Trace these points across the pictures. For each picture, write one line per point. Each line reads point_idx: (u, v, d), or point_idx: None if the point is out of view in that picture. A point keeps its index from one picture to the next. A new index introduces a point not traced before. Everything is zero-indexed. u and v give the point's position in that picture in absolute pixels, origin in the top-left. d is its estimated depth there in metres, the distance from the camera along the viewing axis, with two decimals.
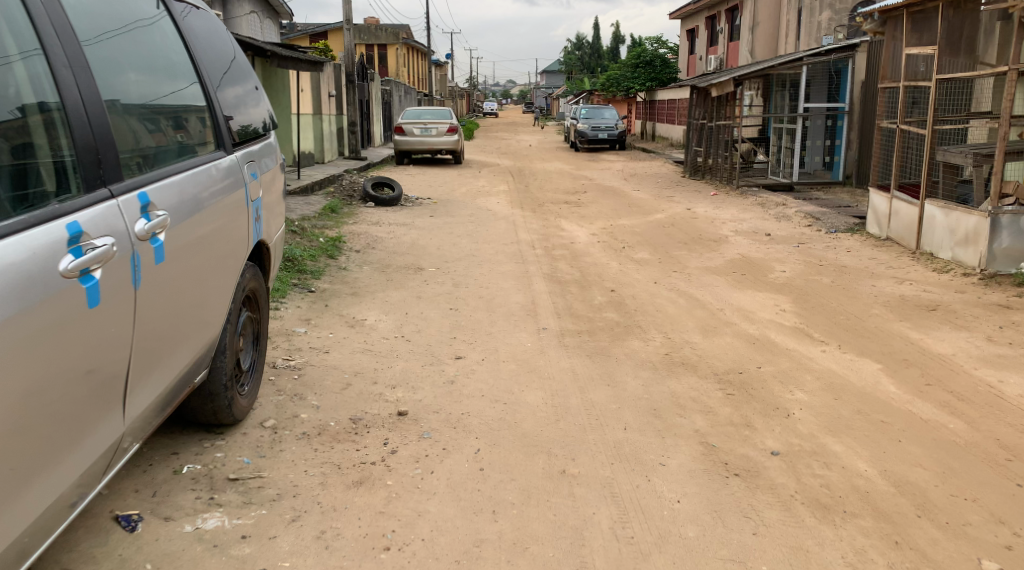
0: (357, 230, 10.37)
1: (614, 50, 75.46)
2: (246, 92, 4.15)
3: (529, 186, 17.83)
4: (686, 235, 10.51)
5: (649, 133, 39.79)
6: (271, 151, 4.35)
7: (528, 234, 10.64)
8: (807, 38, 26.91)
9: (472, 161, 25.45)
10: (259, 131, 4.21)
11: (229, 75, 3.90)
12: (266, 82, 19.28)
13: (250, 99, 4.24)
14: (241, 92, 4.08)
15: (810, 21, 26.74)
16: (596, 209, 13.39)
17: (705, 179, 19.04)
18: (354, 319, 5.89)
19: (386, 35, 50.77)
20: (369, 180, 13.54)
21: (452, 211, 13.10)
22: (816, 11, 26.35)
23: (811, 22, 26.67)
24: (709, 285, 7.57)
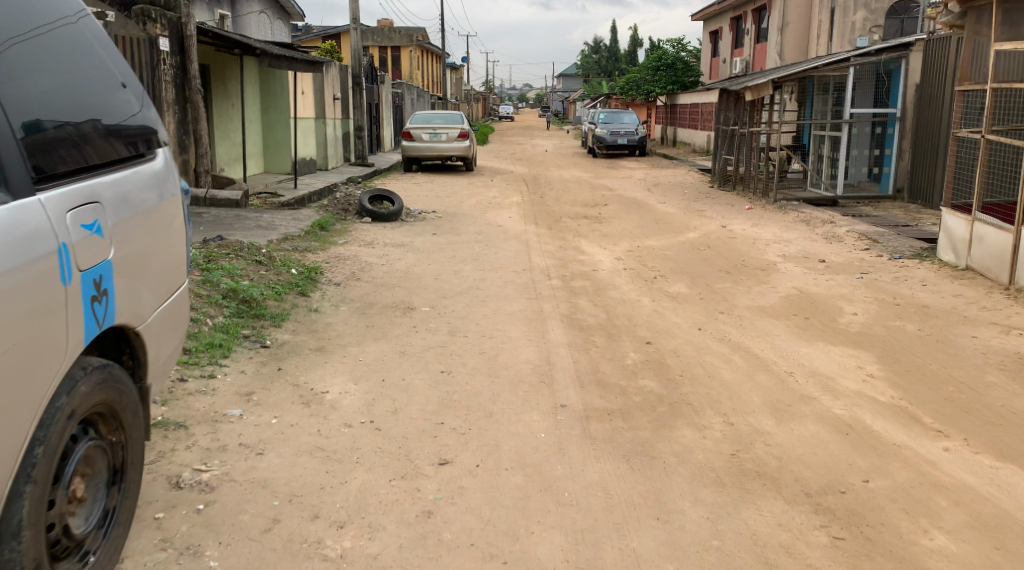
0: (345, 254, 8.97)
1: (632, 53, 73.96)
2: (101, 95, 2.65)
3: (545, 197, 16.45)
4: (727, 262, 9.07)
5: (670, 138, 38.28)
6: (157, 184, 2.88)
7: (544, 259, 9.21)
8: (840, 40, 25.64)
9: (484, 168, 24.05)
10: (127, 155, 2.72)
11: (57, 69, 2.42)
12: (262, 83, 17.96)
13: (115, 107, 2.75)
14: (91, 93, 2.59)
15: (843, 21, 25.53)
16: (621, 226, 11.95)
17: (736, 190, 17.47)
18: (311, 392, 4.46)
19: (399, 36, 49.54)
20: (366, 193, 12.15)
21: (459, 228, 11.70)
22: (850, 11, 25.30)
23: (844, 22, 25.45)
24: (768, 333, 6.11)
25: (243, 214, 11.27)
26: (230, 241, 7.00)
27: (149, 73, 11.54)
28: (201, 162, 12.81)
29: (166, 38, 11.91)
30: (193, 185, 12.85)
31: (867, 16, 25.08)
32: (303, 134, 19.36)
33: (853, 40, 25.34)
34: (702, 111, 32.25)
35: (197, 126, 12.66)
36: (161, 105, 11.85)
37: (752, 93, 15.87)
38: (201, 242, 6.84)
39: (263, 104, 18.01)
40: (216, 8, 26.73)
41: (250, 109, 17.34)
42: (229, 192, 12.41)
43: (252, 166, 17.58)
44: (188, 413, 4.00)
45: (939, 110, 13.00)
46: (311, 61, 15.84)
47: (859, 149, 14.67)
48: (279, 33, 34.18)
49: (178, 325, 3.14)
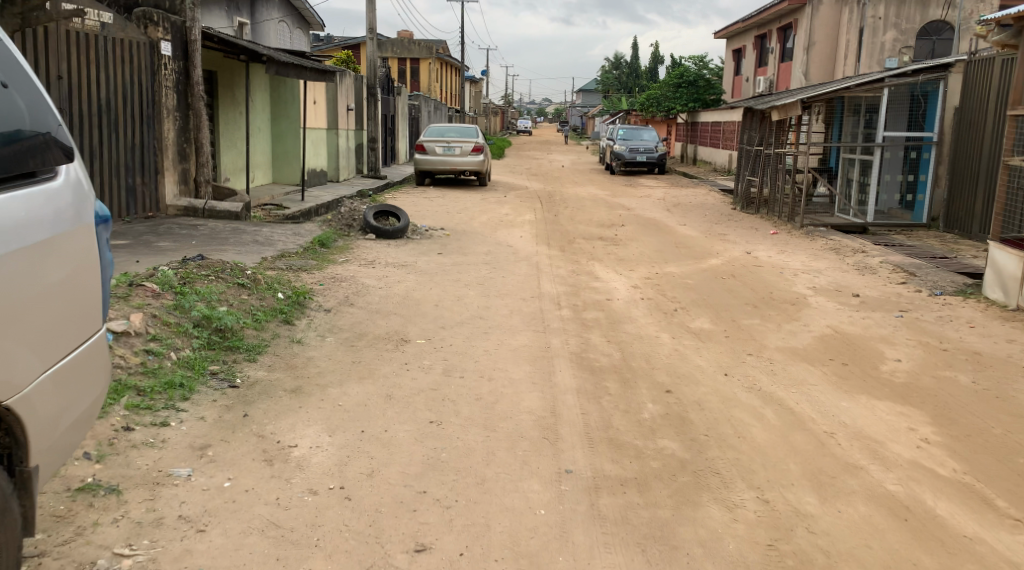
0: (342, 274, 8.38)
1: (653, 70, 73.41)
2: None
3: (559, 216, 15.85)
4: (752, 293, 8.42)
5: (689, 157, 37.61)
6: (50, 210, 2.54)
7: (555, 285, 8.61)
8: (868, 59, 25.09)
9: (499, 183, 23.50)
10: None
11: None
12: (273, 91, 17.52)
13: None
14: None
15: (872, 41, 24.99)
16: (638, 249, 11.31)
17: (759, 213, 16.78)
18: (277, 446, 3.85)
19: (419, 48, 49.23)
20: (371, 207, 11.60)
21: (467, 247, 11.11)
22: (880, 31, 24.81)
23: (873, 42, 24.96)
24: (802, 382, 5.47)
25: (241, 228, 10.75)
26: (213, 259, 6.41)
27: (149, 77, 11.06)
28: (202, 172, 12.30)
29: (169, 42, 11.44)
30: (193, 196, 12.33)
31: (897, 36, 24.66)
32: (314, 144, 18.89)
33: (881, 61, 24.77)
34: (724, 130, 31.59)
35: (200, 135, 12.15)
36: (162, 112, 11.35)
37: (779, 113, 15.23)
38: (181, 261, 6.25)
39: (273, 113, 17.57)
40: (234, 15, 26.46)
41: (259, 118, 16.90)
42: (229, 204, 11.91)
43: (260, 176, 17.12)
44: (126, 474, 3.39)
45: (980, 135, 12.33)
46: (323, 70, 15.35)
47: (891, 174, 13.99)
48: (297, 41, 33.87)
49: (102, 361, 2.84)
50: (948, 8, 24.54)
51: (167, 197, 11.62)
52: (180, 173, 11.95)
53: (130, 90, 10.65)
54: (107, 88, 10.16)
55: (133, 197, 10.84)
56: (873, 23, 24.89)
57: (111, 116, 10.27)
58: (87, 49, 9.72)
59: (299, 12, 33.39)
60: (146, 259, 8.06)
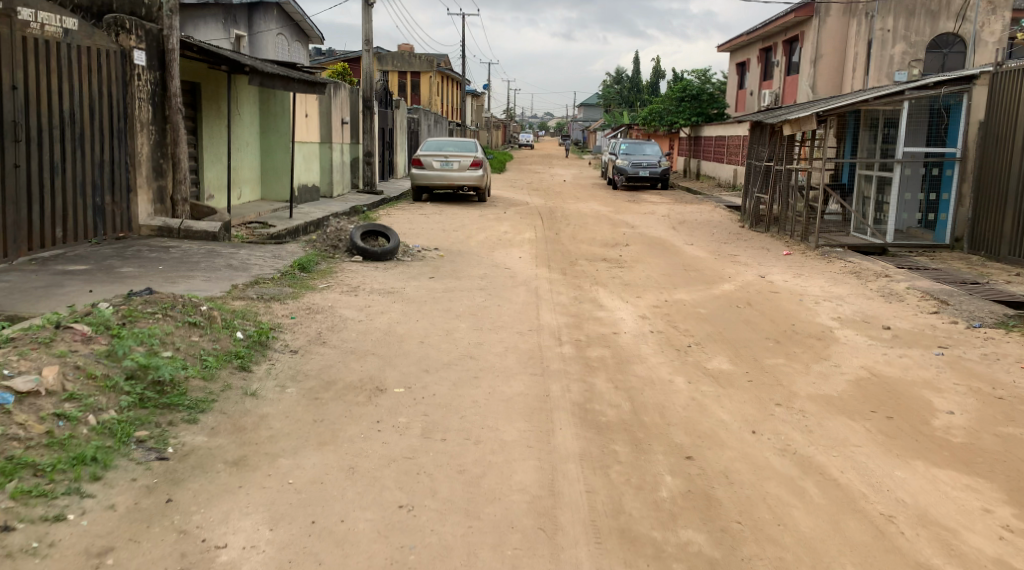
0: (320, 304, 7.58)
1: (655, 84, 72.77)
2: None
3: (560, 234, 15.09)
4: (773, 326, 7.63)
5: (693, 171, 36.89)
6: None
7: (555, 315, 7.80)
8: (876, 73, 24.28)
9: (498, 198, 22.73)
10: None
11: None
12: (262, 104, 16.80)
13: None
14: None
15: (880, 55, 24.18)
16: (644, 273, 10.51)
17: (768, 231, 15.96)
18: (200, 549, 3.08)
19: (419, 61, 48.61)
20: (359, 227, 10.82)
21: (461, 270, 10.32)
22: (888, 43, 24.04)
23: (882, 56, 24.13)
24: (844, 442, 4.67)
25: (217, 250, 9.97)
26: (164, 293, 5.60)
27: (120, 88, 10.29)
28: (179, 189, 11.50)
29: (143, 51, 10.69)
30: (170, 215, 11.52)
31: (906, 49, 23.95)
32: (305, 159, 18.17)
33: (890, 74, 24.06)
34: (729, 144, 30.84)
35: (177, 150, 11.37)
36: (134, 125, 10.58)
37: (791, 127, 14.47)
38: (125, 296, 5.43)
39: (262, 126, 16.85)
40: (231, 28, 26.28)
41: (247, 132, 16.18)
42: (206, 223, 11.17)
43: (247, 192, 16.38)
44: None
45: (1008, 152, 11.56)
46: (315, 82, 14.60)
47: (911, 191, 13.21)
48: (296, 54, 33.16)
49: None
50: (961, 22, 23.83)
51: (140, 217, 10.84)
52: (155, 191, 11.16)
53: (98, 101, 9.88)
54: (71, 100, 9.40)
55: (100, 217, 10.07)
56: (881, 35, 24.15)
57: (76, 129, 9.50)
58: (47, 59, 8.97)
59: (298, 24, 32.72)
60: (101, 287, 7.27)
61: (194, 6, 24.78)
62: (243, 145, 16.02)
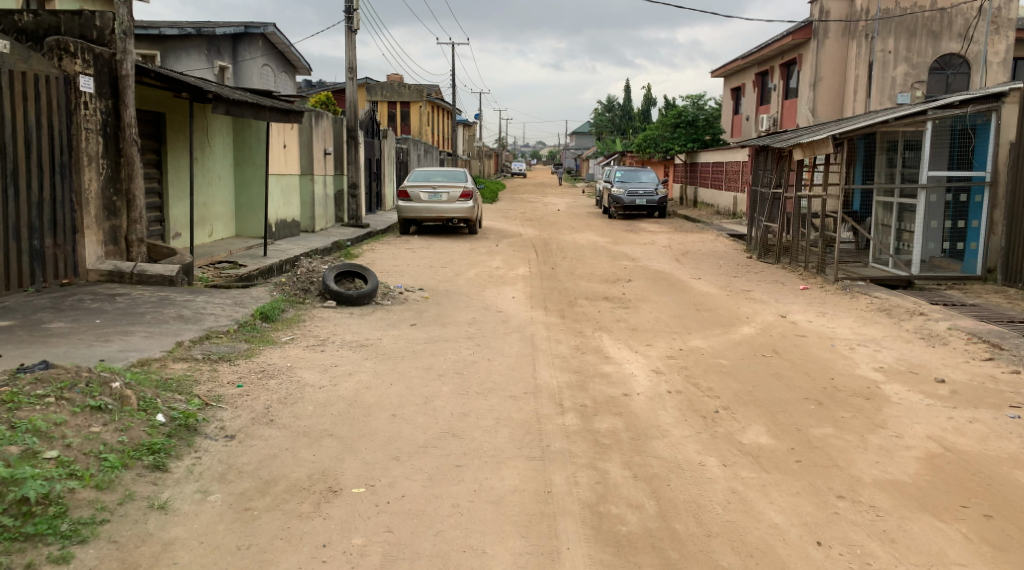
0: (275, 365, 6.46)
1: (646, 111, 72.35)
2: None
3: (556, 269, 14.04)
4: (810, 381, 6.54)
5: (691, 199, 36.01)
6: None
7: (553, 370, 6.69)
8: (878, 95, 23.43)
9: (490, 230, 21.69)
10: None
11: None
12: (236, 135, 15.76)
13: None
14: None
15: (881, 77, 23.35)
16: (653, 315, 9.41)
17: (779, 262, 14.96)
18: None
19: (409, 91, 47.77)
20: (332, 268, 9.71)
21: (447, 315, 9.22)
22: (889, 65, 23.23)
23: (883, 78, 23.28)
24: (938, 559, 3.60)
25: (170, 298, 8.86)
26: (65, 367, 4.48)
27: (63, 118, 9.21)
28: (135, 229, 10.35)
29: (92, 78, 9.63)
30: (125, 257, 10.39)
31: (908, 70, 23.16)
32: (284, 193, 17.15)
33: (893, 96, 23.23)
34: (726, 170, 29.97)
35: (132, 185, 10.24)
36: (80, 159, 9.48)
37: (802, 151, 13.49)
38: (12, 374, 4.33)
39: (236, 159, 15.82)
40: (216, 60, 25.63)
41: (219, 165, 15.17)
42: (162, 266, 10.06)
43: (220, 229, 15.35)
44: None
45: None
46: (291, 110, 13.57)
47: (935, 219, 12.20)
48: (283, 86, 32.16)
49: None
50: (967, 42, 23.05)
51: (88, 260, 9.73)
52: (106, 231, 10.03)
53: (35, 133, 8.80)
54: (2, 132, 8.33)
55: (40, 262, 8.98)
56: (881, 57, 23.32)
57: (8, 164, 8.42)
58: None
59: (283, 56, 31.86)
60: (15, 350, 6.15)
61: (176, 37, 24.71)
62: (215, 179, 15.01)
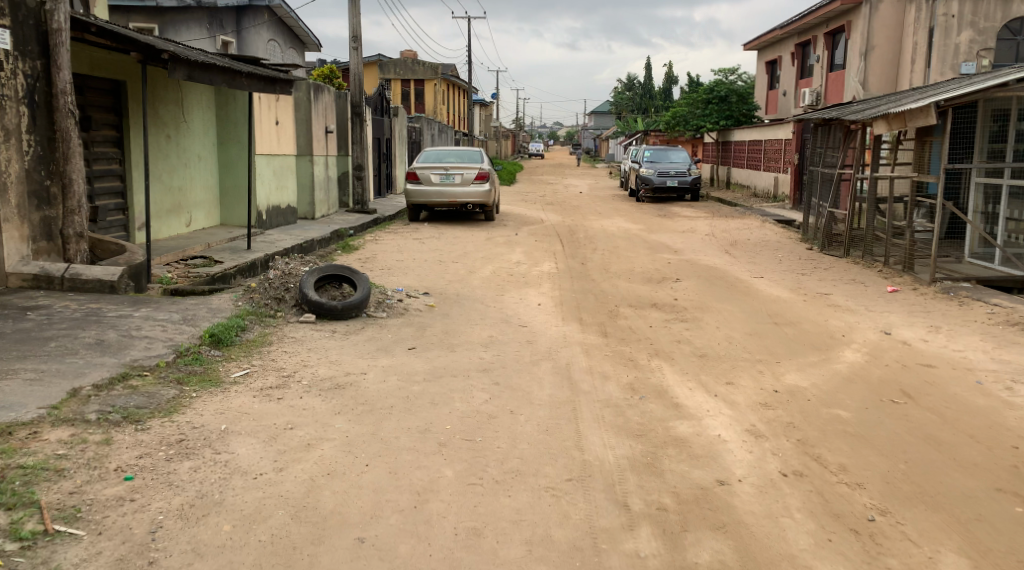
0: (203, 429, 4.37)
1: (668, 90, 69.66)
2: None
3: (588, 263, 12.00)
4: (985, 453, 4.48)
5: (723, 180, 33.73)
6: None
7: (606, 432, 4.64)
8: (939, 65, 20.54)
9: (509, 216, 19.61)
10: None
11: None
12: (219, 107, 13.75)
13: None
14: None
15: (943, 44, 20.47)
16: (721, 333, 7.31)
17: (848, 255, 12.86)
18: None
19: (423, 68, 45.61)
20: (313, 270, 7.65)
21: (458, 333, 7.19)
22: (953, 31, 20.21)
23: (945, 45, 20.41)
24: None
25: (98, 310, 6.78)
26: None
27: None
28: (73, 222, 8.32)
29: (7, 30, 7.61)
30: (62, 257, 8.39)
31: (973, 36, 20.04)
32: (277, 175, 15.19)
33: (955, 66, 20.23)
34: (765, 150, 27.66)
35: (68, 167, 8.18)
36: None
37: (885, 125, 11.30)
38: None
39: (219, 137, 13.85)
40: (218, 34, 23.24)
41: (199, 143, 13.21)
42: (102, 267, 8.05)
43: (201, 217, 13.40)
44: None
45: None
46: (278, 78, 11.54)
47: None
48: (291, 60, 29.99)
49: None
50: None
51: (8, 260, 7.80)
52: (36, 224, 8.05)
53: None
54: None
55: None
56: (945, 21, 20.42)
57: None
58: None
59: (292, 30, 29.70)
60: None
61: (176, 8, 22.55)
62: (194, 159, 13.04)
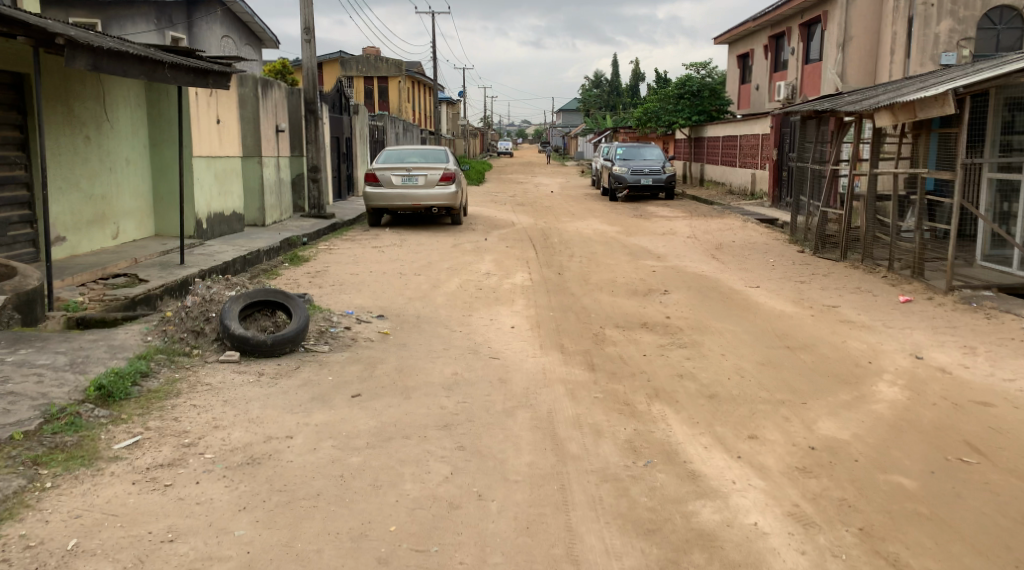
0: (40, 552, 3.12)
1: (636, 87, 68.75)
2: None
3: (564, 273, 10.80)
4: None
5: (697, 177, 32.78)
6: None
7: (607, 530, 3.46)
8: (918, 57, 19.23)
9: (477, 219, 18.35)
10: None
11: None
12: (150, 104, 12.34)
13: None
14: None
15: (922, 34, 19.15)
16: (729, 364, 6.12)
17: (845, 258, 11.81)
18: None
19: (386, 65, 44.10)
20: (237, 297, 6.39)
21: (415, 370, 5.94)
22: (931, 20, 18.95)
23: (924, 35, 19.09)
24: None
25: None
26: None
27: None
28: None
29: None
30: None
31: (954, 25, 18.81)
32: (220, 180, 13.80)
33: (934, 57, 18.96)
34: (741, 146, 26.69)
35: None
36: None
37: (889, 116, 10.21)
38: None
39: (151, 138, 12.44)
40: (166, 30, 21.64)
41: (127, 145, 11.80)
42: None
43: (130, 228, 11.99)
44: None
45: None
46: (210, 70, 10.18)
47: None
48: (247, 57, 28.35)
49: None
50: None
51: None
52: None
53: None
54: None
55: None
56: (923, 10, 19.17)
57: None
58: None
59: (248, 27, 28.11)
60: None
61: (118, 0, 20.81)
62: (121, 162, 11.63)
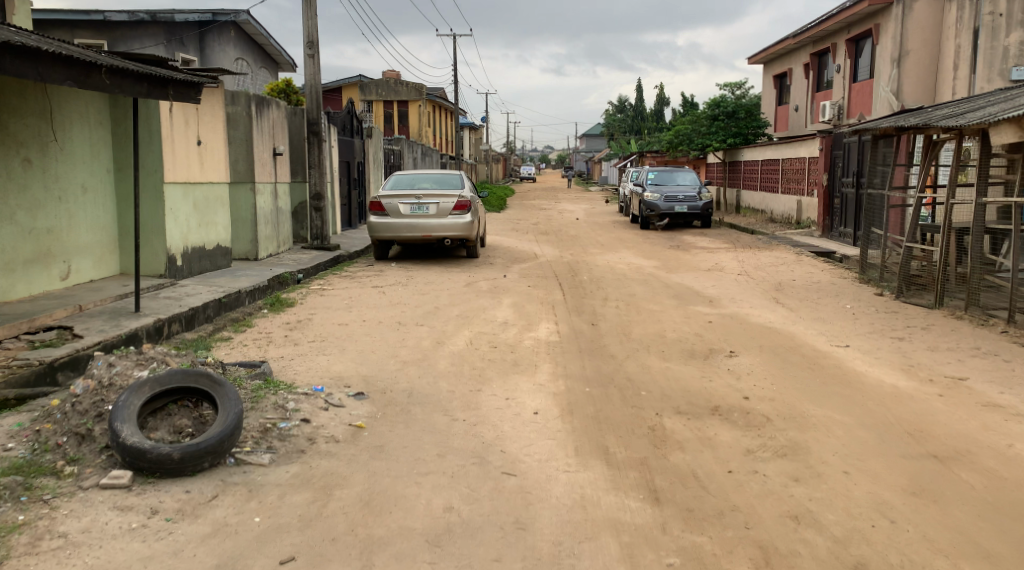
0: None
1: (660, 111, 66.81)
2: None
3: (598, 325, 8.79)
4: None
5: (733, 203, 30.69)
6: None
7: None
8: (984, 73, 16.86)
9: (496, 251, 16.42)
10: None
11: None
12: (114, 121, 10.55)
13: None
14: None
15: (988, 47, 16.77)
16: (863, 494, 4.05)
17: (941, 304, 9.69)
18: None
19: (406, 89, 42.64)
20: (141, 385, 4.45)
21: (392, 502, 3.97)
22: (1001, 31, 16.52)
23: (991, 48, 16.68)
24: None
25: None
26: None
27: None
28: None
29: None
30: None
31: None
32: (201, 209, 11.97)
33: (1004, 72, 16.49)
34: (782, 171, 24.54)
35: None
36: None
37: (1012, 132, 8.09)
38: None
39: (115, 159, 10.64)
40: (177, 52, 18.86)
41: (83, 169, 10.01)
42: None
43: (87, 266, 10.18)
44: None
45: None
46: (169, 78, 8.31)
47: None
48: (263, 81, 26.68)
49: None
50: None
51: None
52: None
53: None
54: None
55: None
56: (990, 20, 16.72)
57: None
58: None
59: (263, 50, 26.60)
60: None
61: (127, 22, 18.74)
62: (74, 189, 9.83)
